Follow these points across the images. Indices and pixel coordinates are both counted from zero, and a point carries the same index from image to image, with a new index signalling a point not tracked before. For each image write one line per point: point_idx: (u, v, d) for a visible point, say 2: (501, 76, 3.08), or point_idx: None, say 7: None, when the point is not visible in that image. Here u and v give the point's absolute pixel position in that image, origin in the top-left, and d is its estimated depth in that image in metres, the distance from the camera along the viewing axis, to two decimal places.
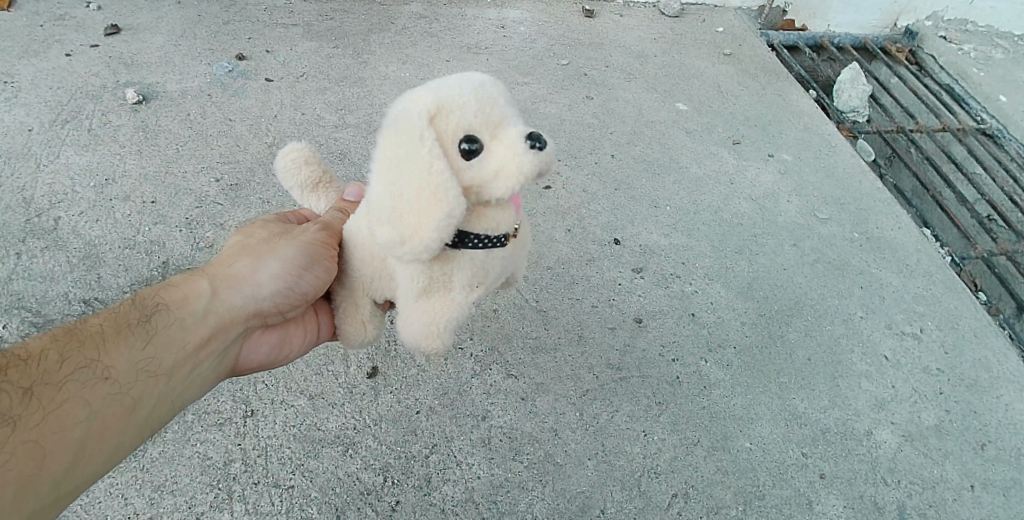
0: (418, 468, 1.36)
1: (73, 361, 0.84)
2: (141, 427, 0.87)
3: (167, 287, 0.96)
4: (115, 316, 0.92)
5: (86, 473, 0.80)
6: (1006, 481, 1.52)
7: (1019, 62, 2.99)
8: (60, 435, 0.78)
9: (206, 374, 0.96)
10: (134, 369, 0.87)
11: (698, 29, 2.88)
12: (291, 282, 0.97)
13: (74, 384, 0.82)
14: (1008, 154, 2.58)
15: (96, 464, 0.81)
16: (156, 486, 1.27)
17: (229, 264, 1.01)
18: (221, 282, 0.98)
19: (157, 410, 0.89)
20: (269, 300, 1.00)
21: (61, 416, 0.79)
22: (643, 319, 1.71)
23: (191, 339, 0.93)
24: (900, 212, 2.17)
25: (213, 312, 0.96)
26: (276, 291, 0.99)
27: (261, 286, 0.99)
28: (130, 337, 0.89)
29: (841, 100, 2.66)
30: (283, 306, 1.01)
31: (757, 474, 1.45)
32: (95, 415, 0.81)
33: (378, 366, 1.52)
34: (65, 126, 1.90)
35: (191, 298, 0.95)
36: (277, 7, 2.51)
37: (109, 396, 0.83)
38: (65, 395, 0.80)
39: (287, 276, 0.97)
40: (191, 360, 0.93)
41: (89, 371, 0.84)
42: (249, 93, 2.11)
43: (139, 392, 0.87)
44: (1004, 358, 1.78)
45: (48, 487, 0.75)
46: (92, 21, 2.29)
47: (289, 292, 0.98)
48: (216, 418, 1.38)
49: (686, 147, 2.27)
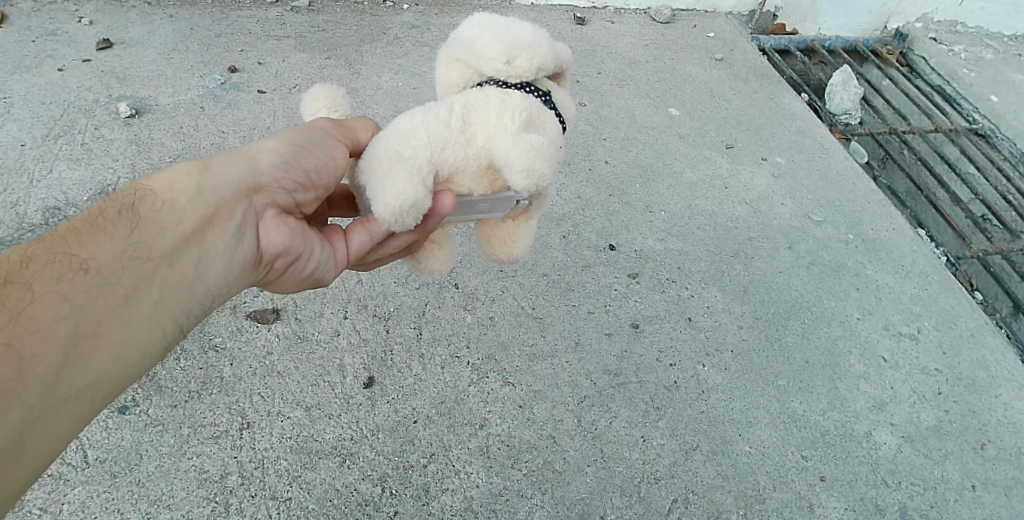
0: (416, 478, 1.35)
1: (45, 257, 0.77)
2: (144, 318, 0.82)
3: (149, 180, 0.92)
4: (91, 216, 0.85)
5: (90, 366, 0.74)
6: (1008, 480, 1.52)
7: (1008, 62, 3.02)
8: (41, 332, 0.70)
9: (219, 255, 0.90)
10: (119, 259, 0.81)
11: (689, 34, 2.89)
12: (289, 156, 0.96)
13: (52, 277, 0.75)
14: (1001, 154, 2.60)
15: (96, 360, 0.75)
16: (152, 500, 1.26)
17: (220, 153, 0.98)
18: (212, 163, 0.95)
19: (156, 299, 0.83)
20: (267, 177, 0.95)
21: (40, 310, 0.71)
22: (640, 324, 1.71)
23: (183, 221, 0.88)
24: (895, 213, 2.17)
25: (208, 188, 0.91)
26: (274, 166, 0.96)
27: (258, 162, 0.96)
28: (111, 229, 0.83)
29: (833, 103, 2.66)
30: (286, 182, 0.97)
31: (758, 478, 1.45)
32: (82, 306, 0.75)
33: (374, 376, 1.51)
34: (57, 141, 1.90)
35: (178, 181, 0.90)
36: (269, 19, 2.52)
37: (95, 288, 0.77)
38: (35, 291, 0.73)
39: (284, 150, 0.96)
40: (191, 243, 0.88)
41: (66, 267, 0.77)
42: (241, 105, 2.12)
43: (130, 281, 0.81)
44: (1002, 357, 1.78)
45: (40, 390, 0.68)
46: (84, 36, 2.30)
47: (291, 165, 0.96)
48: (211, 431, 1.37)
49: (680, 151, 2.28)
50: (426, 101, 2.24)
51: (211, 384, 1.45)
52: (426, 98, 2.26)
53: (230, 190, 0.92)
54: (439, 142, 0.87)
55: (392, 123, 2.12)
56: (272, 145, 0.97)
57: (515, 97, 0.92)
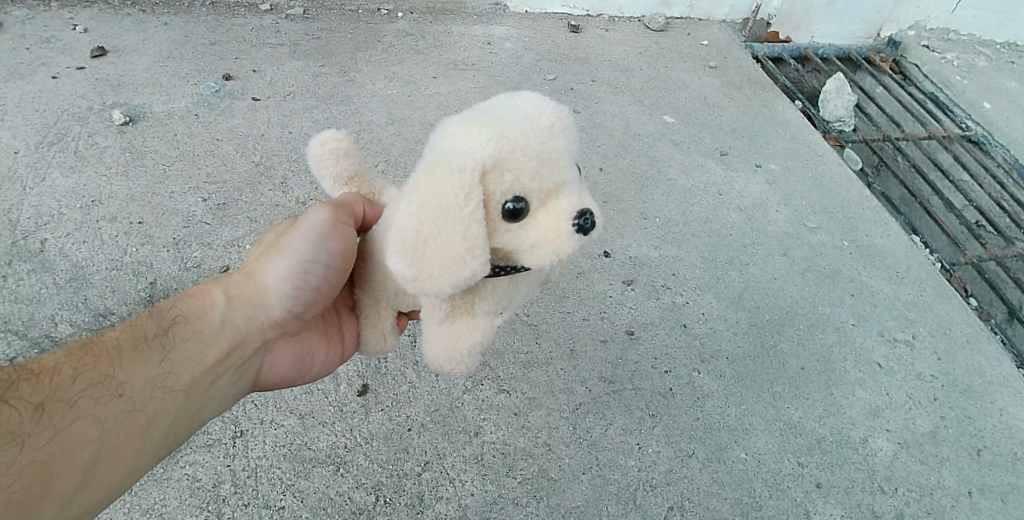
0: (410, 487, 1.34)
1: (89, 377, 0.86)
2: (153, 448, 0.87)
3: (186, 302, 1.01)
4: (133, 328, 0.95)
5: (100, 490, 0.81)
6: (1005, 486, 1.52)
7: (1001, 69, 3.05)
8: (71, 453, 0.79)
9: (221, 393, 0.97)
10: (148, 387, 0.89)
11: (683, 42, 2.91)
12: (299, 280, 1.00)
13: (88, 399, 0.83)
14: (994, 160, 2.61)
15: (110, 482, 0.82)
16: (144, 510, 1.25)
17: (243, 272, 1.05)
18: (235, 291, 1.02)
19: (173, 430, 0.90)
20: (280, 310, 1.03)
21: (74, 432, 0.80)
22: (635, 331, 1.71)
23: (209, 353, 0.96)
24: (888, 220, 2.18)
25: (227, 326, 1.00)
26: (286, 296, 1.02)
27: (271, 290, 1.02)
28: (147, 352, 0.91)
29: (827, 110, 2.68)
30: (294, 309, 1.03)
31: (753, 485, 1.44)
32: (108, 432, 0.83)
33: (368, 384, 1.51)
34: (51, 149, 1.90)
35: (210, 308, 1.00)
36: (264, 27, 2.53)
37: (124, 414, 0.85)
38: (78, 411, 0.82)
39: (293, 274, 1.00)
40: (208, 374, 0.96)
41: (104, 388, 0.85)
42: (236, 112, 2.12)
43: (154, 411, 0.88)
44: (998, 362, 1.79)
45: (56, 505, 0.76)
46: (79, 43, 2.30)
47: (297, 291, 1.01)
48: (204, 439, 1.36)
49: (674, 158, 2.28)
50: (420, 109, 2.26)
51: None
52: (420, 106, 2.27)
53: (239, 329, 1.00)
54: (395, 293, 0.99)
55: (387, 131, 2.14)
56: (285, 267, 1.00)
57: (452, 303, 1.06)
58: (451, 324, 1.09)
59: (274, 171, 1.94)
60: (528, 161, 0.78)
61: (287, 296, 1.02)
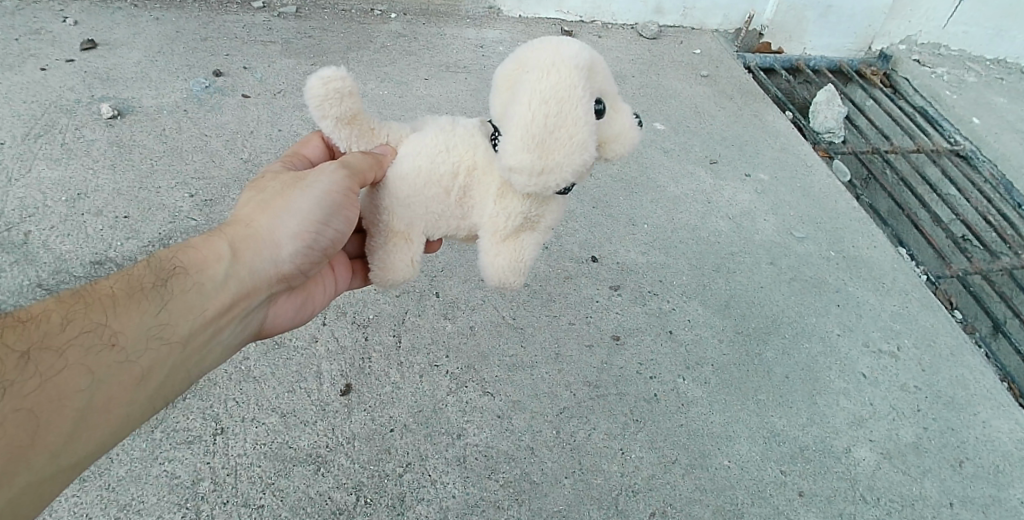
0: (391, 488, 1.34)
1: (79, 325, 0.84)
2: (150, 399, 0.87)
3: (184, 250, 0.97)
4: (128, 280, 0.92)
5: (93, 444, 0.81)
6: (986, 498, 1.53)
7: (989, 85, 3.09)
8: (62, 404, 0.78)
9: (223, 344, 0.97)
10: (145, 338, 0.88)
11: (676, 50, 2.93)
12: (310, 241, 1.00)
13: (79, 349, 0.82)
14: (981, 175, 2.64)
15: (102, 435, 0.82)
16: (122, 505, 1.24)
17: (246, 223, 1.02)
18: (240, 242, 0.99)
19: (170, 381, 0.90)
20: (289, 264, 1.02)
21: (63, 382, 0.79)
22: (621, 336, 1.71)
23: (211, 305, 0.94)
24: (876, 232, 2.20)
25: (234, 277, 0.97)
26: (296, 252, 1.01)
27: (279, 247, 1.00)
28: (143, 303, 0.90)
29: (817, 122, 2.70)
30: (302, 266, 1.03)
31: (735, 492, 1.45)
32: (101, 384, 0.82)
33: (352, 384, 1.50)
34: (37, 140, 1.89)
35: (216, 259, 0.97)
36: (256, 24, 2.53)
37: (116, 365, 0.84)
38: (67, 361, 0.81)
39: (304, 234, 1.00)
40: (209, 327, 0.94)
41: (96, 336, 0.84)
42: (225, 109, 2.12)
43: (150, 361, 0.87)
44: (981, 375, 1.81)
45: (48, 457, 0.76)
46: (69, 36, 2.29)
47: (307, 250, 1.02)
48: (184, 436, 1.35)
49: (664, 165, 2.30)
50: (411, 110, 2.26)
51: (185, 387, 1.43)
52: (411, 106, 2.28)
53: (251, 281, 0.99)
54: (436, 217, 0.97)
55: None
56: (294, 226, 0.99)
57: (504, 207, 0.95)
58: (508, 238, 0.98)
59: (262, 167, 1.93)
60: (599, 63, 0.92)
61: (296, 254, 1.01)
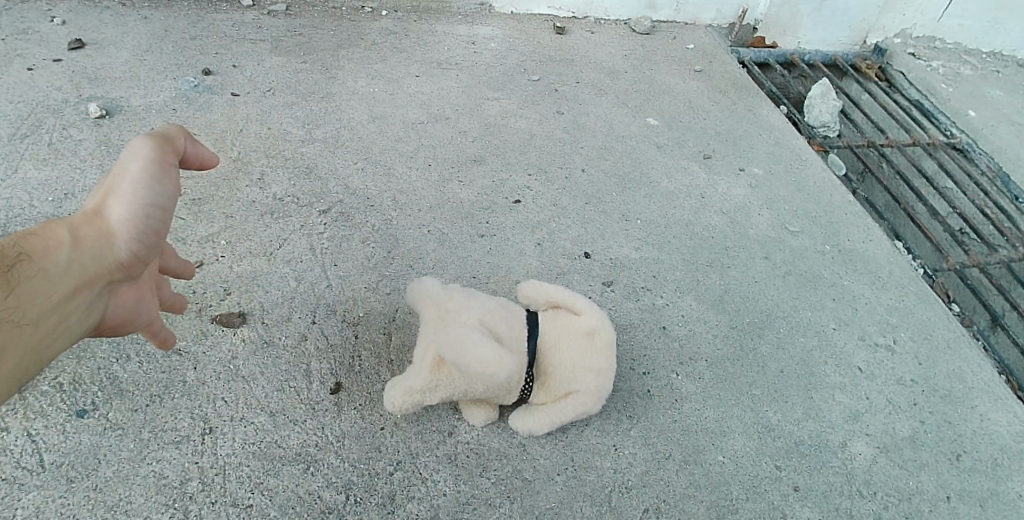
0: (381, 486, 1.33)
1: None
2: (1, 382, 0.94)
3: (23, 237, 1.01)
4: None
5: None
6: (983, 492, 1.52)
7: (985, 78, 3.08)
8: None
9: (71, 328, 1.03)
10: None
11: (669, 45, 2.92)
12: (138, 225, 1.07)
13: None
14: (978, 168, 2.64)
15: None
16: (109, 506, 1.23)
17: (84, 213, 1.06)
18: (82, 229, 1.04)
19: (17, 364, 0.97)
20: (126, 251, 1.07)
21: None
22: (613, 332, 1.70)
23: (57, 291, 1.00)
24: (871, 226, 2.19)
25: (78, 262, 1.02)
26: (128, 237, 1.06)
27: (114, 234, 1.05)
28: None
29: (812, 115, 2.69)
30: (138, 251, 1.08)
31: (729, 488, 1.44)
32: None
33: (341, 382, 1.49)
34: (24, 141, 1.88)
35: (57, 245, 1.02)
36: (246, 23, 2.52)
37: None
38: None
39: (133, 220, 1.06)
40: (56, 312, 1.00)
41: None
42: (214, 108, 2.11)
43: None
44: (977, 368, 1.80)
45: None
46: (57, 35, 2.28)
47: (139, 234, 1.07)
48: (173, 436, 1.34)
49: (657, 161, 2.29)
50: (402, 107, 2.26)
51: (174, 387, 1.42)
52: (402, 104, 2.28)
53: (92, 265, 1.04)
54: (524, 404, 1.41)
55: (367, 129, 2.15)
56: (122, 212, 1.05)
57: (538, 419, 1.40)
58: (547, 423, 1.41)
59: (252, 167, 1.93)
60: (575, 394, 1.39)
61: (132, 238, 1.07)
